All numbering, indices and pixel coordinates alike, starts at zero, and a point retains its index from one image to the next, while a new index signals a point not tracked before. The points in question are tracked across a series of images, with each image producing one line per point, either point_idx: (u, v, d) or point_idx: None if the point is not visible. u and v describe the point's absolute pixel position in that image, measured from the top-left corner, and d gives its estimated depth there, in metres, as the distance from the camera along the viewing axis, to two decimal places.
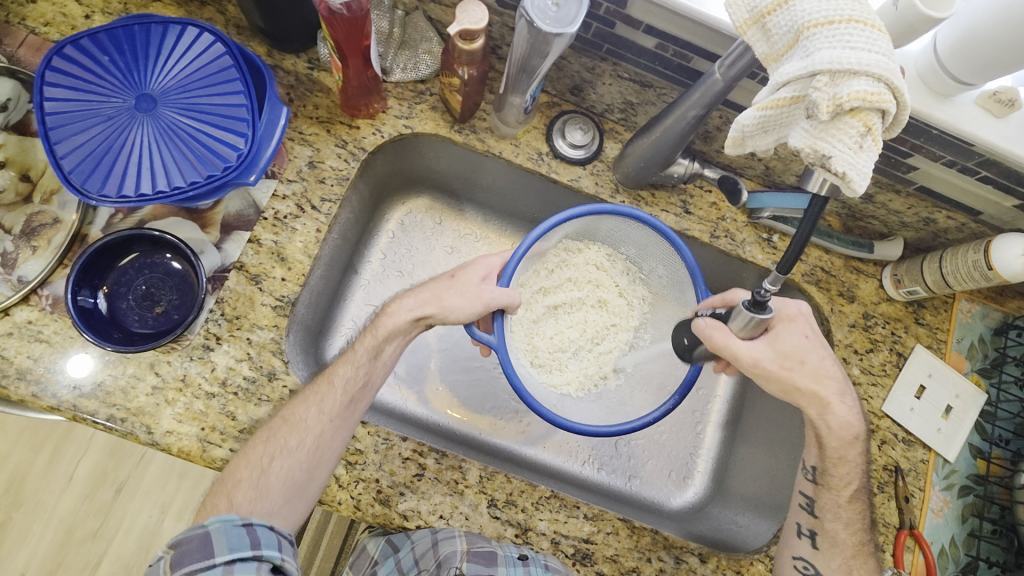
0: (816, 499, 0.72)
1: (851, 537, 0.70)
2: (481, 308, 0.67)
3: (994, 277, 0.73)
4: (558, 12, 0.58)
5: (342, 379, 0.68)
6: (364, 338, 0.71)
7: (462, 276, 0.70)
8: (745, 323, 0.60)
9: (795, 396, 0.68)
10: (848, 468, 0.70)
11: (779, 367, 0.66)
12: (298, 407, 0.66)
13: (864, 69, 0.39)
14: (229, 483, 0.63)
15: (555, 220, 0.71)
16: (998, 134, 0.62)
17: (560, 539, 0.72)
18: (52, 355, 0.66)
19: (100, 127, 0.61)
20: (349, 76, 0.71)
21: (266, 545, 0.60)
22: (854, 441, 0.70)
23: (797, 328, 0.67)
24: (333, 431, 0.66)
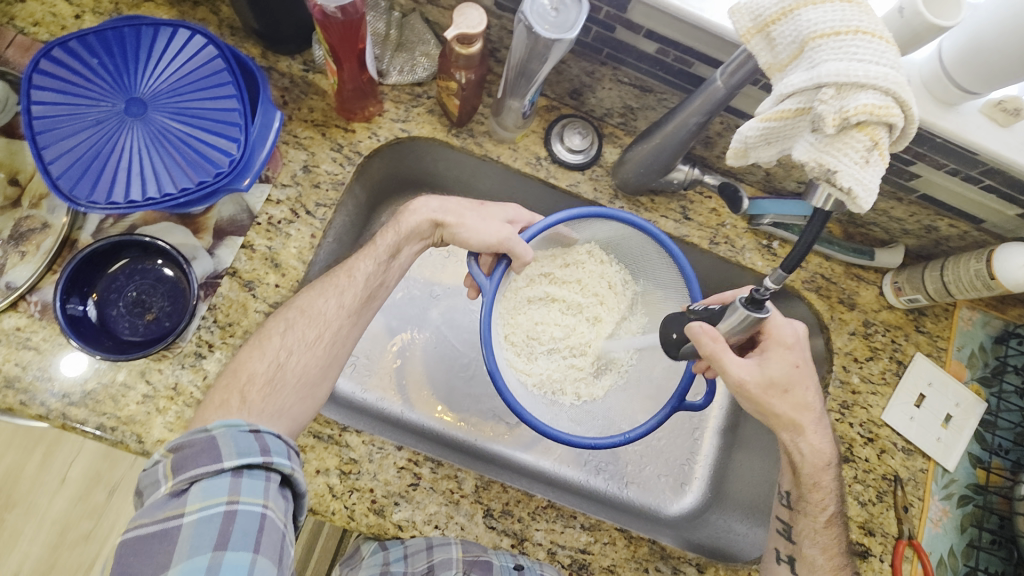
0: (793, 524, 0.70)
1: (828, 564, 0.67)
2: (497, 243, 0.70)
3: (996, 287, 0.72)
4: (557, 17, 0.57)
5: (363, 274, 0.70)
6: (385, 234, 0.72)
7: (490, 209, 0.74)
8: (740, 324, 0.59)
9: (770, 419, 0.67)
10: (823, 494, 0.69)
11: (761, 392, 0.65)
12: (316, 298, 0.67)
13: (871, 82, 0.38)
14: (242, 376, 0.62)
15: (587, 211, 0.72)
16: (1002, 143, 0.61)
17: (557, 549, 0.71)
18: (41, 363, 0.64)
19: (89, 132, 0.60)
20: (344, 79, 0.69)
21: (275, 452, 0.57)
22: (828, 466, 0.69)
23: (789, 356, 0.66)
24: (349, 327, 0.69)
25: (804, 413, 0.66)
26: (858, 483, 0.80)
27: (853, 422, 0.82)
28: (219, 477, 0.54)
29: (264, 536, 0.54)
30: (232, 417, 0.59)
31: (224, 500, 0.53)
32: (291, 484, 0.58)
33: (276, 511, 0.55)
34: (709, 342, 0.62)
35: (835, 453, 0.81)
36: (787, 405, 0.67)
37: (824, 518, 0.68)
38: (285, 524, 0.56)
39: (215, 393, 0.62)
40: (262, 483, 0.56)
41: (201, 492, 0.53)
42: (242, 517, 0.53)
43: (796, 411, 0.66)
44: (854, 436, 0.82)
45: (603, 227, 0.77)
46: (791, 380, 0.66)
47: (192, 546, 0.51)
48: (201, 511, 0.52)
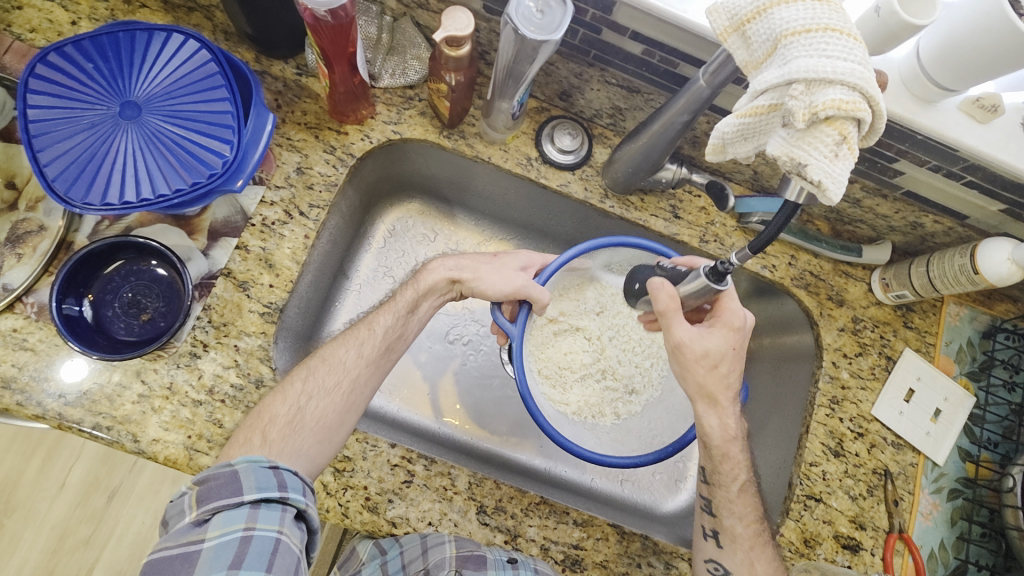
0: (712, 497, 0.70)
1: (746, 531, 0.68)
2: (512, 292, 0.72)
3: (981, 281, 0.73)
4: (543, 19, 0.58)
5: (382, 328, 0.72)
6: (404, 291, 0.75)
7: (504, 258, 0.76)
8: (698, 290, 0.61)
9: (693, 390, 0.66)
10: (733, 464, 0.69)
11: (693, 361, 0.64)
12: (337, 348, 0.70)
13: (840, 78, 0.39)
14: (265, 417, 0.63)
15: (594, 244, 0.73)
16: (981, 139, 0.63)
17: (550, 545, 0.72)
18: (38, 364, 0.65)
19: (83, 135, 0.61)
20: (336, 82, 0.71)
21: (293, 488, 0.58)
22: (736, 438, 0.68)
23: (730, 338, 0.65)
24: (367, 376, 0.69)
25: (724, 390, 0.66)
26: (848, 478, 0.81)
27: (843, 417, 0.83)
28: (238, 509, 0.55)
29: (278, 558, 0.54)
30: (254, 455, 0.60)
31: (241, 528, 0.54)
32: (306, 518, 0.59)
33: (291, 538, 0.56)
34: (665, 299, 0.63)
35: (826, 448, 0.82)
36: (712, 379, 0.66)
37: (737, 488, 0.69)
38: (300, 550, 0.57)
39: (240, 432, 0.63)
40: (279, 513, 0.56)
41: (221, 520, 0.54)
42: (258, 542, 0.54)
43: (718, 386, 0.66)
44: (844, 431, 0.83)
45: (615, 252, 0.77)
46: (724, 359, 0.65)
47: (210, 567, 0.52)
48: (220, 537, 0.54)
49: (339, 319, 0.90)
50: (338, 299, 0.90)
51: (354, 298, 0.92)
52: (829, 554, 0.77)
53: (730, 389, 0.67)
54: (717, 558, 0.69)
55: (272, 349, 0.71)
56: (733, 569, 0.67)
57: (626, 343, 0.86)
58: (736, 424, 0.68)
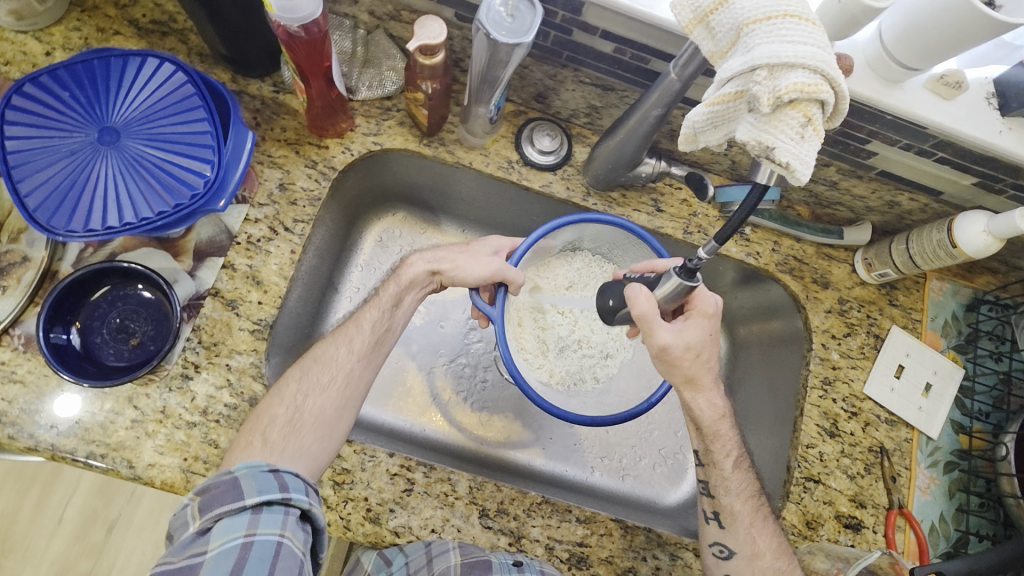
0: (708, 479, 0.71)
1: (745, 507, 0.69)
2: (489, 275, 0.71)
3: (959, 255, 0.74)
4: (513, 23, 0.59)
5: (369, 323, 0.71)
6: (386, 285, 0.74)
7: (475, 246, 0.75)
8: (672, 292, 0.61)
9: (677, 377, 0.68)
10: (736, 463, 0.70)
11: (678, 355, 0.65)
12: (328, 347, 0.70)
13: (800, 61, 0.39)
14: (263, 420, 0.63)
15: (560, 222, 0.73)
16: (947, 115, 0.64)
17: (554, 544, 0.72)
18: (28, 395, 0.65)
19: (63, 163, 0.60)
20: (312, 97, 0.71)
21: (294, 489, 0.58)
22: (724, 416, 0.70)
23: (706, 325, 0.66)
24: (360, 371, 0.70)
25: (707, 373, 0.68)
26: (845, 457, 0.82)
27: (836, 398, 0.84)
28: (240, 515, 0.55)
29: (281, 562, 0.54)
30: (254, 459, 0.60)
31: (241, 534, 0.54)
32: (311, 518, 0.59)
33: (293, 541, 0.56)
34: (643, 303, 0.62)
35: (821, 429, 0.82)
36: (695, 367, 0.67)
37: (731, 463, 0.70)
38: (303, 553, 0.56)
39: (240, 436, 0.63)
40: (281, 516, 0.56)
41: (222, 528, 0.54)
42: (259, 547, 0.54)
43: (701, 371, 0.67)
44: (837, 412, 0.83)
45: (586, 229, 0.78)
46: (704, 346, 0.66)
47: None
48: (222, 545, 0.53)
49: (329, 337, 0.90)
50: (328, 315, 0.90)
51: (343, 313, 0.92)
52: (832, 535, 0.78)
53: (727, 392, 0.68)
54: (724, 546, 0.69)
55: (263, 366, 0.70)
56: (737, 547, 0.68)
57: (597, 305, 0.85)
58: (723, 403, 0.70)
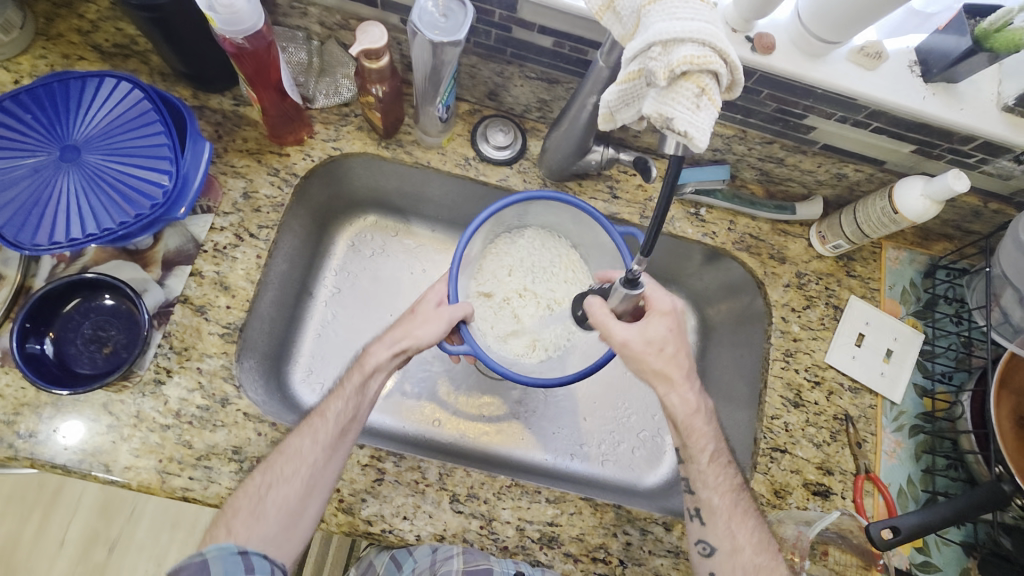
0: (688, 476, 0.72)
1: (724, 501, 0.70)
2: (444, 325, 0.71)
3: (901, 221, 0.77)
4: (446, 23, 0.62)
5: (334, 413, 0.69)
6: (351, 375, 0.72)
7: (420, 307, 0.74)
8: (621, 298, 0.66)
9: (648, 374, 0.70)
10: (700, 437, 0.71)
11: (641, 351, 0.68)
12: (293, 438, 0.67)
13: (689, 35, 0.42)
14: (229, 512, 0.64)
15: (489, 212, 0.74)
16: (872, 85, 0.67)
17: (525, 525, 0.73)
18: (7, 407, 0.67)
19: (26, 181, 0.63)
20: (267, 107, 0.74)
21: (259, 570, 0.62)
22: (697, 412, 0.70)
23: (665, 320, 0.69)
24: (325, 461, 0.66)
25: (677, 366, 0.69)
26: (810, 426, 0.83)
27: (799, 368, 0.86)
28: None
29: None
30: (225, 537, 0.63)
31: None
32: None
33: None
34: (597, 309, 0.68)
35: (785, 400, 0.84)
36: (663, 362, 0.69)
37: (707, 459, 0.71)
38: None
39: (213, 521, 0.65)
40: None
41: None
42: None
43: (670, 364, 0.69)
44: (801, 381, 0.85)
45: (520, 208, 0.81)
46: (667, 341, 0.69)
47: None
48: None
49: (305, 341, 0.92)
50: (304, 319, 0.93)
51: (319, 316, 0.94)
52: (801, 502, 0.80)
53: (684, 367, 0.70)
54: (704, 536, 0.70)
55: (234, 367, 0.73)
56: (718, 542, 0.69)
57: (543, 269, 0.86)
58: (696, 398, 0.70)
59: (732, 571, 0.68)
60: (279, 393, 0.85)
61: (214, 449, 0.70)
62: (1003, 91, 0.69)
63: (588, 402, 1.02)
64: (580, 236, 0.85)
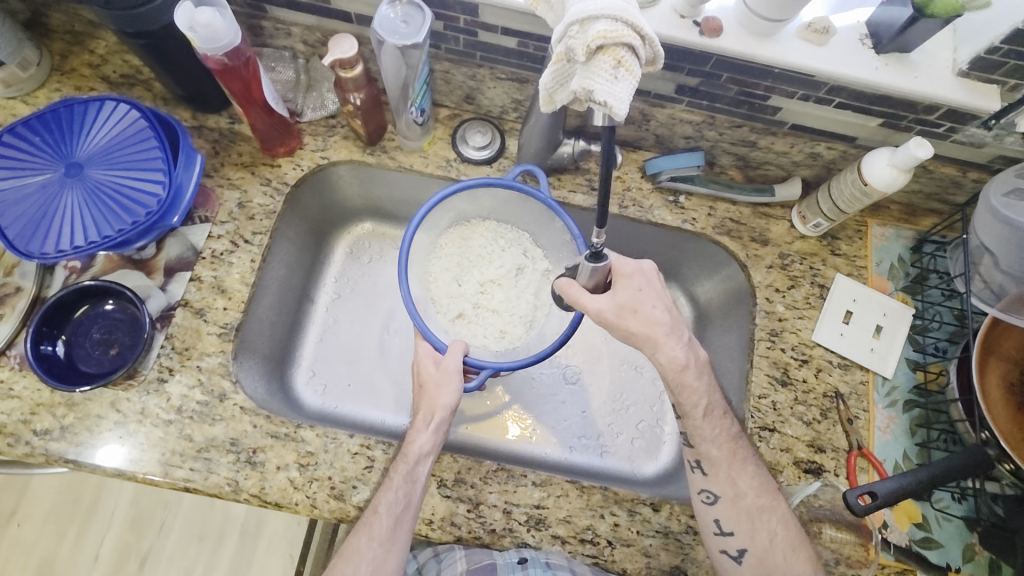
0: (685, 430, 0.75)
1: (722, 452, 0.72)
2: (445, 384, 0.74)
3: (872, 193, 0.77)
4: (407, 28, 0.66)
5: (386, 506, 0.68)
6: (396, 465, 0.71)
7: (429, 384, 0.76)
8: (589, 274, 0.68)
9: (632, 340, 0.71)
10: (691, 393, 0.72)
11: (615, 316, 0.69)
12: (351, 537, 0.68)
13: (602, 13, 0.44)
14: None
15: (409, 235, 0.75)
16: (823, 60, 0.68)
17: (512, 508, 0.75)
18: (24, 407, 0.73)
19: (36, 198, 0.69)
20: (255, 121, 0.79)
21: None
22: (686, 368, 0.71)
23: (632, 283, 0.70)
24: (385, 554, 0.67)
25: (655, 329, 0.70)
26: (800, 404, 0.83)
27: (785, 347, 0.86)
28: None
29: None
30: None
31: None
32: None
33: None
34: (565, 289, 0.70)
35: (772, 379, 0.84)
36: (640, 325, 0.70)
37: (702, 414, 0.73)
38: None
39: None
40: None
41: None
42: None
43: (649, 326, 0.70)
44: (787, 360, 0.85)
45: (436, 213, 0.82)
46: (639, 302, 0.70)
47: None
48: None
49: (305, 345, 0.96)
50: (305, 324, 0.97)
51: (319, 321, 0.98)
52: (792, 480, 0.79)
53: (662, 325, 0.70)
54: (706, 485, 0.73)
55: (231, 365, 0.77)
56: (721, 492, 0.71)
57: (478, 256, 0.89)
58: (685, 355, 0.71)
59: (738, 514, 0.70)
60: (279, 393, 0.89)
61: (213, 442, 0.74)
62: (958, 57, 0.70)
63: (585, 395, 1.04)
64: (508, 208, 0.87)
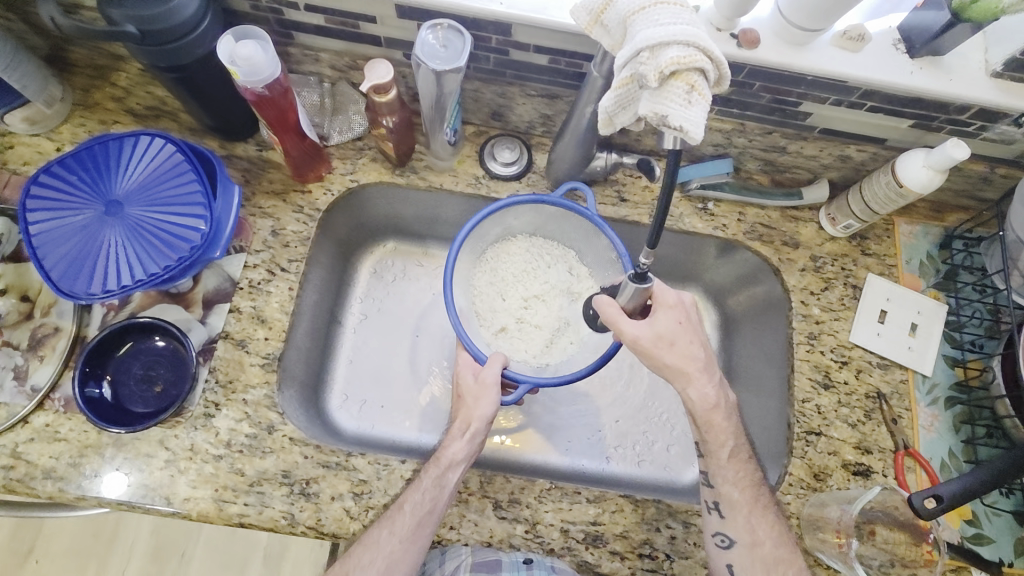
0: (707, 469, 0.74)
1: (743, 496, 0.71)
2: (484, 394, 0.74)
3: (907, 194, 0.78)
4: (446, 52, 0.66)
5: (411, 504, 0.70)
6: (427, 468, 0.72)
7: (466, 391, 0.77)
8: (632, 295, 0.68)
9: (664, 371, 0.71)
10: (719, 432, 0.72)
11: (651, 346, 0.69)
12: (372, 529, 0.70)
13: (674, 38, 0.45)
14: None
15: (456, 243, 0.76)
16: (860, 66, 0.69)
17: (568, 526, 0.75)
18: (72, 450, 0.72)
19: (77, 237, 0.69)
20: (289, 148, 0.79)
21: None
22: (717, 406, 0.71)
23: (673, 313, 0.70)
24: (403, 551, 0.67)
25: (691, 363, 0.70)
26: (843, 407, 0.84)
27: (824, 350, 0.86)
28: None
29: None
30: None
31: None
32: None
33: None
34: (606, 308, 0.70)
35: (814, 382, 0.85)
36: (676, 357, 0.70)
37: (726, 455, 0.72)
38: None
39: None
40: None
41: None
42: None
43: (684, 361, 0.70)
44: (828, 363, 0.86)
45: (486, 229, 0.84)
46: (677, 335, 0.69)
47: None
48: None
49: (336, 368, 0.96)
50: (335, 347, 0.97)
51: (348, 343, 0.98)
52: (842, 483, 0.80)
53: (697, 361, 0.70)
54: (722, 529, 0.72)
55: (277, 396, 0.77)
56: (738, 536, 0.71)
57: (523, 271, 0.89)
58: (717, 393, 0.71)
59: (753, 562, 0.69)
60: (317, 419, 0.88)
61: (265, 475, 0.73)
62: (991, 58, 0.70)
63: (616, 404, 1.04)
64: (559, 225, 0.86)
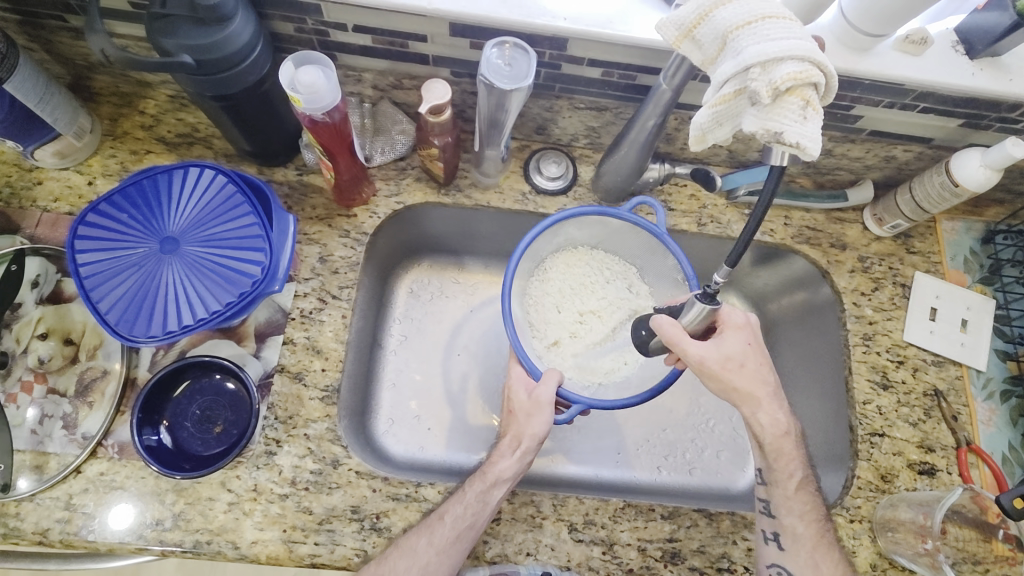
0: (769, 499, 0.72)
1: (809, 530, 0.69)
2: (539, 404, 0.73)
3: (963, 193, 0.78)
4: (512, 70, 0.65)
5: (452, 516, 0.68)
6: (473, 481, 0.71)
7: (518, 403, 0.75)
8: (698, 316, 0.65)
9: (729, 395, 0.69)
10: (788, 461, 0.70)
11: (719, 367, 0.67)
12: (411, 535, 0.68)
13: (788, 54, 0.45)
14: None
15: (521, 248, 0.74)
16: (920, 70, 0.69)
17: (646, 545, 0.74)
18: (130, 498, 0.69)
19: (133, 277, 0.66)
20: (340, 172, 0.77)
21: None
22: (788, 434, 0.70)
23: (742, 335, 0.69)
24: (438, 564, 0.65)
25: (761, 385, 0.68)
26: (903, 407, 0.84)
27: (880, 351, 0.87)
28: None
29: None
30: None
31: None
32: None
33: None
34: (669, 329, 0.67)
35: (873, 383, 0.85)
36: (744, 380, 0.68)
37: (795, 486, 0.70)
38: None
39: None
40: None
41: None
42: None
43: (750, 382, 0.68)
44: (884, 363, 0.86)
45: (548, 240, 0.83)
46: (746, 357, 0.68)
47: None
48: None
49: (380, 394, 0.91)
50: (377, 371, 0.92)
51: (391, 367, 0.94)
52: (909, 484, 0.80)
53: (768, 385, 0.69)
54: (780, 561, 0.70)
55: (339, 429, 0.74)
56: (797, 569, 0.69)
57: (582, 284, 0.88)
58: (787, 419, 0.70)
59: None
60: (370, 449, 0.84)
61: (333, 512, 0.71)
62: None
63: (664, 413, 1.01)
64: (623, 241, 0.86)
